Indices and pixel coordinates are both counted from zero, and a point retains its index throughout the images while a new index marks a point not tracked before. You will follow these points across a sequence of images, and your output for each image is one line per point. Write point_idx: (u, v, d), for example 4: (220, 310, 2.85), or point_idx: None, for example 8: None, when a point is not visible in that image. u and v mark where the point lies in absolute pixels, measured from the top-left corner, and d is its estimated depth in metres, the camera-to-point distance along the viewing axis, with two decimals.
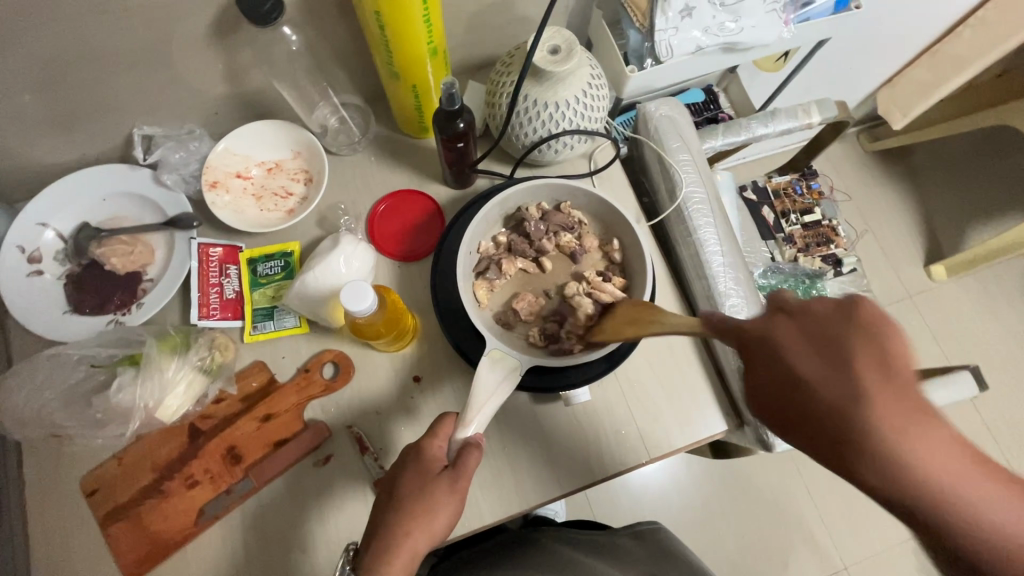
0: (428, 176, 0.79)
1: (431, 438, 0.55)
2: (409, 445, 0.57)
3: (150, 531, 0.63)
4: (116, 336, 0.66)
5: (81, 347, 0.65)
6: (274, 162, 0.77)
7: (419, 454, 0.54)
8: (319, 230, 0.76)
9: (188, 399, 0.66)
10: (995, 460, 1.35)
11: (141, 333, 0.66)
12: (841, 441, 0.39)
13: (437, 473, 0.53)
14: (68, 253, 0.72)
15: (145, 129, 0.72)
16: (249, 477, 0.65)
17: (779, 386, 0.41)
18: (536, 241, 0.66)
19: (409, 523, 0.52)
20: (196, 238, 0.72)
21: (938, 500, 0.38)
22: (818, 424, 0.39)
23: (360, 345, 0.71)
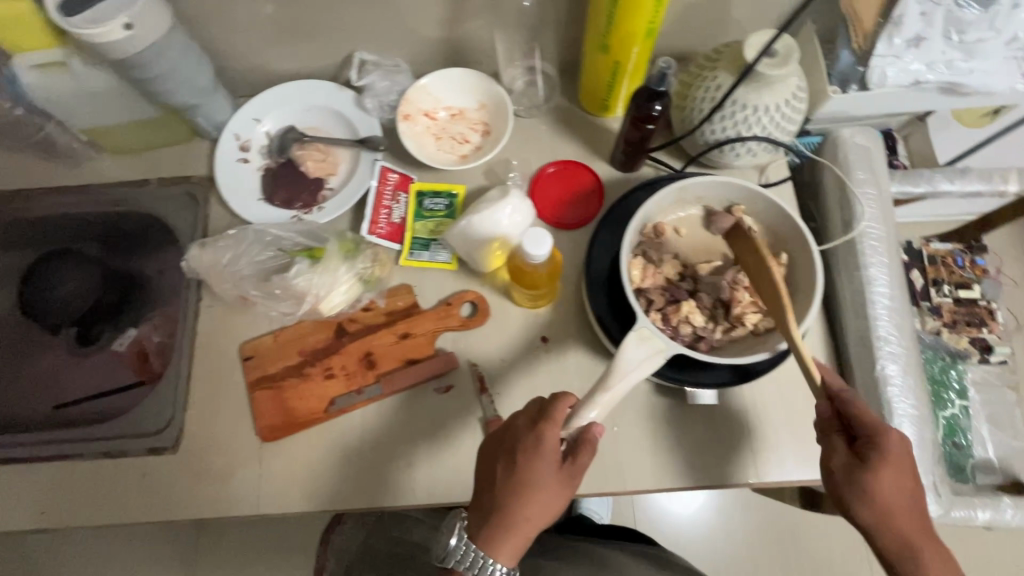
0: (596, 153, 0.81)
1: (550, 426, 0.55)
2: (522, 417, 0.57)
3: (287, 405, 0.70)
4: (301, 228, 0.74)
5: (276, 228, 0.74)
6: (459, 108, 0.83)
7: (540, 444, 0.54)
8: (485, 180, 0.80)
9: (347, 299, 0.73)
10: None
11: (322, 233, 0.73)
12: (895, 520, 0.53)
13: (556, 467, 0.55)
14: (272, 149, 0.81)
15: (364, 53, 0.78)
16: (380, 383, 0.71)
17: (883, 482, 0.53)
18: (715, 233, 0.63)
19: (528, 511, 0.54)
20: (380, 160, 0.79)
21: None
22: (882, 500, 0.53)
23: (500, 293, 0.75)
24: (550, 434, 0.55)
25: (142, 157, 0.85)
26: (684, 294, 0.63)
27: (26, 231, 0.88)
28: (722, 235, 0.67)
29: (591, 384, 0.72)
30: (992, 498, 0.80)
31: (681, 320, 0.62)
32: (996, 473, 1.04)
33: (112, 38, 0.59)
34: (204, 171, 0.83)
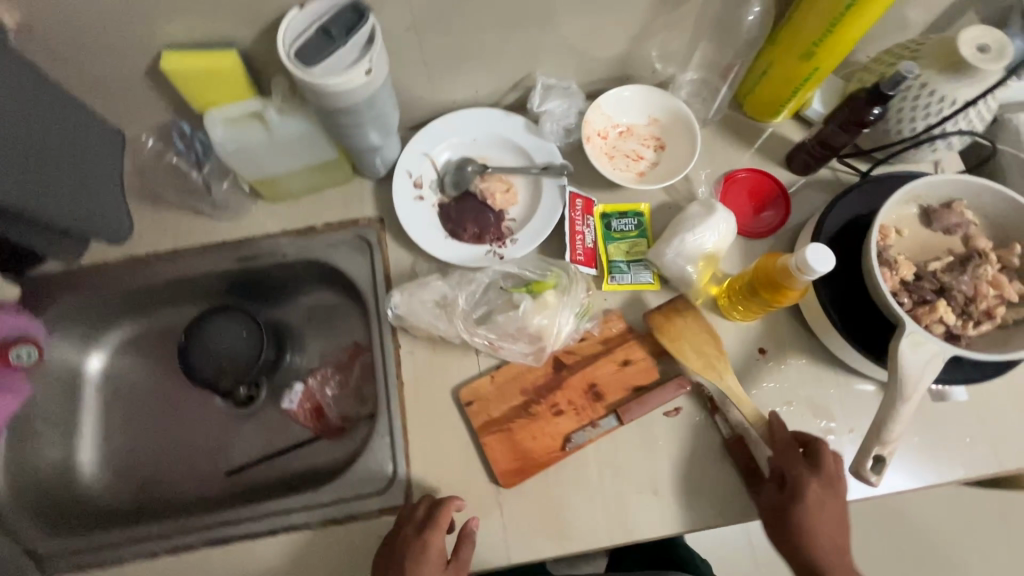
0: (770, 160, 0.82)
1: (433, 531, 0.61)
2: (409, 525, 0.63)
3: (521, 447, 0.68)
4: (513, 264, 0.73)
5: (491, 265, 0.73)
6: (628, 125, 0.81)
7: (424, 543, 0.60)
8: (668, 196, 0.79)
9: (567, 331, 0.71)
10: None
11: (538, 266, 0.72)
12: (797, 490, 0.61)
13: (441, 569, 0.61)
14: (448, 182, 0.79)
15: (549, 78, 0.77)
16: (612, 414, 0.69)
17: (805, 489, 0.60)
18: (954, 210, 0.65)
19: None
20: (565, 185, 0.77)
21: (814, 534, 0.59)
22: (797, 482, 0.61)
23: (707, 309, 0.75)
24: (436, 539, 0.61)
25: (302, 203, 0.81)
26: (928, 293, 0.64)
27: (175, 290, 0.83)
28: (943, 232, 0.68)
29: (817, 391, 0.72)
30: None
31: (935, 320, 0.62)
32: None
33: (352, 86, 0.56)
34: (372, 212, 0.80)
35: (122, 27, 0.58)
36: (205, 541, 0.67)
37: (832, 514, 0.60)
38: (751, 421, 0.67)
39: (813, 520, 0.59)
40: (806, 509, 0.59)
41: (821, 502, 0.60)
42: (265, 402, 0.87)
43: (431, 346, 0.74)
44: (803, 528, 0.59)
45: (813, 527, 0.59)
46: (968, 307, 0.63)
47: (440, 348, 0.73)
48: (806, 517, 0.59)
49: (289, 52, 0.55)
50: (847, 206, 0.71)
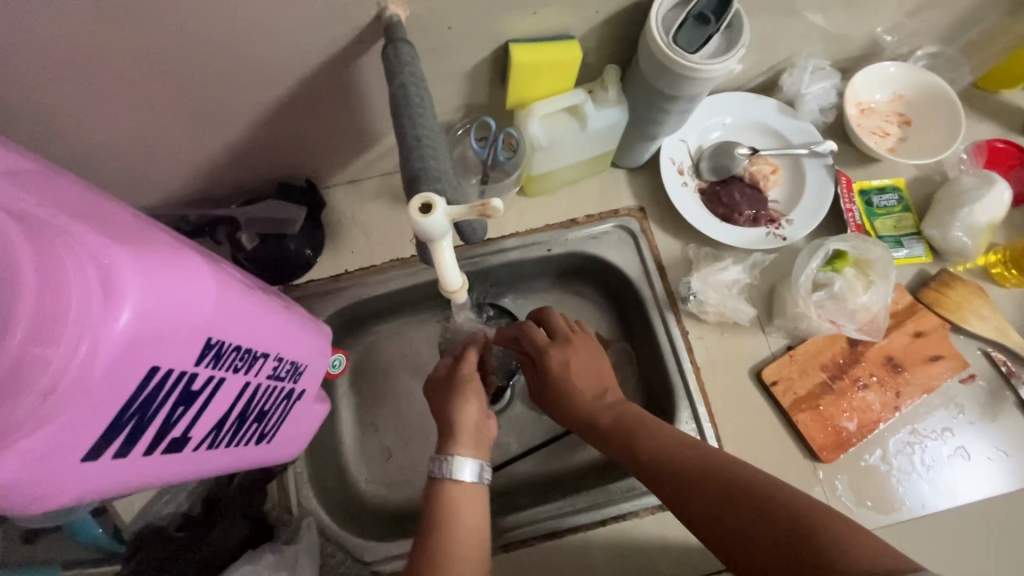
0: (1011, 129, 0.83)
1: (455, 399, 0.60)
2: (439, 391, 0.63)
3: (834, 424, 0.70)
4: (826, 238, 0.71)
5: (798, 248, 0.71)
6: (871, 103, 0.82)
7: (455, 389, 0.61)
8: (919, 170, 0.81)
9: (876, 304, 0.70)
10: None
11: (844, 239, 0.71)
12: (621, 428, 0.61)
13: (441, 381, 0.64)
14: (706, 168, 0.79)
15: (809, 59, 0.77)
16: (913, 383, 0.71)
17: (583, 392, 0.65)
18: None
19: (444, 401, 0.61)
20: (828, 164, 0.78)
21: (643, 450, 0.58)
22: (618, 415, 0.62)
23: (980, 279, 0.76)
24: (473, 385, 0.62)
25: (557, 196, 0.81)
26: None
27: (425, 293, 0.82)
28: None
29: None
30: None
31: None
32: None
33: (721, 72, 0.56)
34: (630, 201, 0.80)
35: (470, 27, 0.57)
36: (539, 536, 0.68)
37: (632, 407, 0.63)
38: (1022, 351, 0.72)
39: (571, 389, 0.65)
40: (662, 433, 0.58)
41: (564, 361, 0.67)
42: (513, 400, 0.84)
43: (719, 330, 0.74)
44: (589, 406, 0.64)
45: (621, 417, 0.62)
46: None
47: (728, 331, 0.74)
48: (647, 441, 0.58)
49: (665, 39, 0.55)
50: None
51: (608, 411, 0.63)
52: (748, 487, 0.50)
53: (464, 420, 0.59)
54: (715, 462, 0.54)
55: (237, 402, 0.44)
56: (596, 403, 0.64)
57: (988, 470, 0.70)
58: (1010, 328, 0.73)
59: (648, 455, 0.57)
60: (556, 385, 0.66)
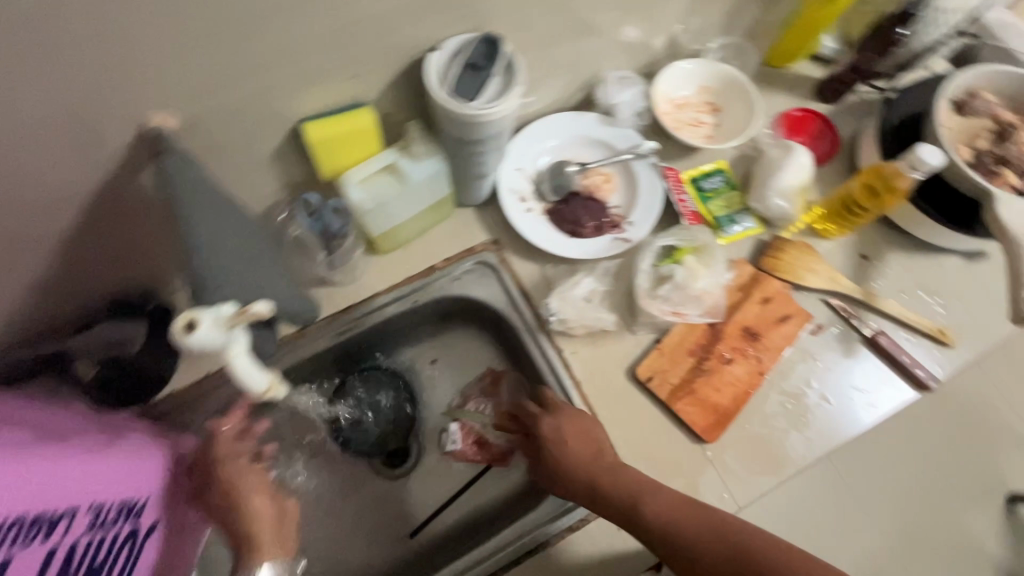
0: (806, 97, 0.92)
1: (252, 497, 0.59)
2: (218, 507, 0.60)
3: (711, 403, 0.73)
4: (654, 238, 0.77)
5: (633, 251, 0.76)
6: (682, 98, 0.89)
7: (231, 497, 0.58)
8: (737, 150, 0.88)
9: (716, 285, 0.76)
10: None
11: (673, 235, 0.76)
12: (618, 491, 0.63)
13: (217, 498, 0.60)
14: (546, 189, 0.82)
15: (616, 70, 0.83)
16: (771, 347, 0.76)
17: (577, 464, 0.65)
18: (974, 111, 0.80)
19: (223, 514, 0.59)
20: (655, 162, 0.83)
21: (641, 513, 0.61)
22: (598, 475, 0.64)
23: (809, 236, 0.83)
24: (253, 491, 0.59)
25: (413, 247, 0.81)
26: (993, 165, 0.76)
27: (303, 372, 0.80)
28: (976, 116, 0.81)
29: (919, 276, 0.82)
30: None
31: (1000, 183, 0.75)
32: None
33: (508, 110, 0.58)
34: (485, 236, 0.82)
35: (258, 114, 0.56)
36: None
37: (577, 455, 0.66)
38: (855, 293, 0.79)
39: (568, 457, 0.66)
40: (641, 484, 0.63)
41: (558, 429, 0.68)
42: (420, 455, 0.85)
43: (592, 341, 0.76)
44: (583, 474, 0.65)
45: (568, 469, 0.65)
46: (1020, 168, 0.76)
47: (600, 340, 0.76)
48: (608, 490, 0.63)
49: (445, 92, 0.57)
50: (897, 115, 0.82)
51: (585, 468, 0.65)
52: (722, 532, 0.58)
53: (255, 516, 0.58)
54: (697, 519, 0.60)
55: (49, 568, 0.42)
56: (588, 466, 0.65)
57: (855, 408, 0.76)
58: (841, 275, 0.80)
59: (621, 512, 0.62)
60: (547, 455, 0.67)
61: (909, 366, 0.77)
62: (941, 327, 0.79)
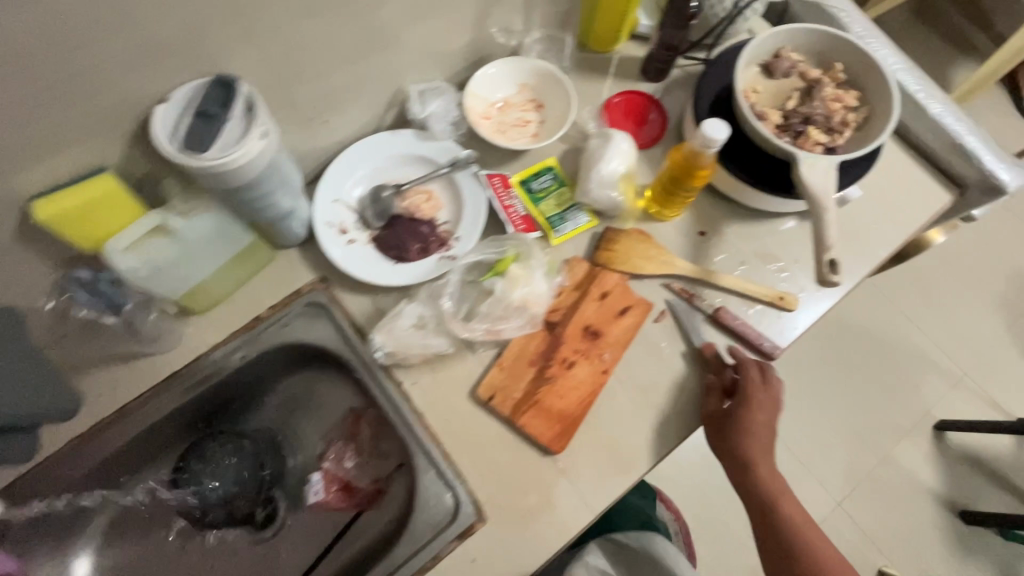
0: (630, 79, 0.91)
1: None
2: None
3: (556, 412, 0.71)
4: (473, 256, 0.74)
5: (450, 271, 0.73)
6: (504, 100, 0.86)
7: None
8: (566, 144, 0.86)
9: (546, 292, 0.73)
10: (996, 269, 1.84)
11: (493, 248, 0.74)
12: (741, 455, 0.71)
13: None
14: (369, 217, 0.79)
15: (418, 84, 0.79)
16: (613, 344, 0.74)
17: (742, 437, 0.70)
18: (780, 73, 0.80)
19: None
20: (477, 172, 0.81)
21: (745, 460, 0.70)
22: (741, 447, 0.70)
23: (644, 221, 0.82)
24: None
25: (237, 299, 0.77)
26: (800, 125, 0.76)
27: (139, 449, 0.75)
28: (785, 77, 0.80)
29: (757, 244, 0.82)
30: None
31: (809, 144, 0.74)
32: None
33: (254, 151, 0.55)
34: (312, 276, 0.78)
35: None
36: None
37: (762, 414, 0.71)
38: (692, 273, 0.78)
39: (749, 424, 0.70)
40: (761, 436, 0.71)
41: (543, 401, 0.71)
42: (286, 516, 0.81)
43: (430, 367, 0.73)
44: (755, 432, 0.71)
45: (754, 434, 0.70)
46: (830, 125, 0.76)
47: (438, 365, 0.74)
48: (745, 431, 0.71)
49: (176, 147, 0.53)
50: (711, 86, 0.82)
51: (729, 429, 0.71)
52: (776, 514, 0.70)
53: None
54: (782, 500, 0.71)
55: None
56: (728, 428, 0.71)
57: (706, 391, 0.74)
58: (677, 257, 0.79)
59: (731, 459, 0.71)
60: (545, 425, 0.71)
61: (755, 338, 0.76)
62: (782, 293, 0.78)
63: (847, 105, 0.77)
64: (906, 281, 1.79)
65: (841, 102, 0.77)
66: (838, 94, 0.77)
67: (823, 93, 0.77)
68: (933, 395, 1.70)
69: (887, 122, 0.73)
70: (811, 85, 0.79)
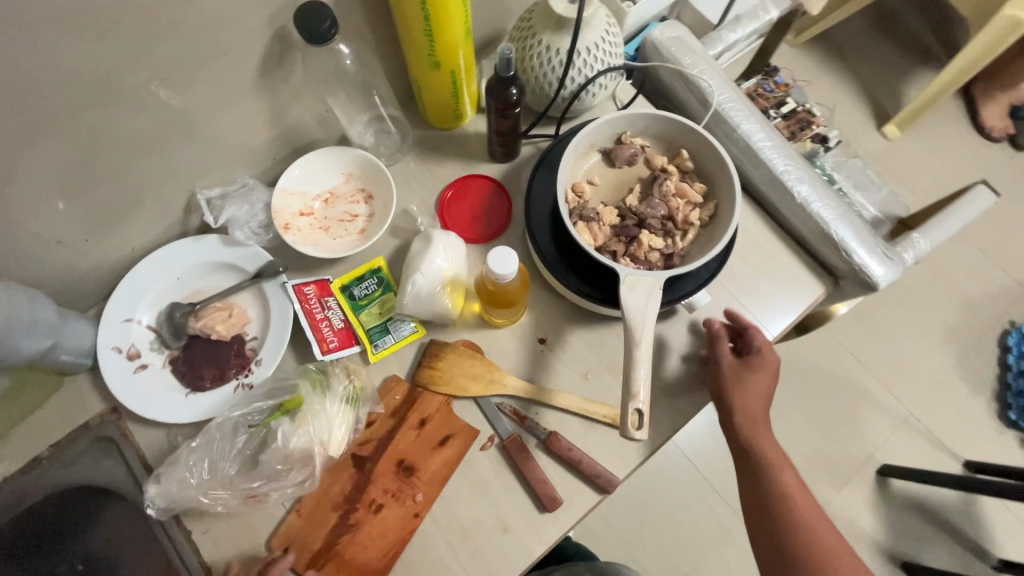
0: (476, 159, 0.82)
1: None
2: None
3: (357, 566, 0.63)
4: (266, 389, 0.66)
5: (239, 408, 0.65)
6: (329, 191, 0.78)
7: None
8: (397, 239, 0.78)
9: (347, 427, 0.66)
10: (952, 296, 1.65)
11: (289, 378, 0.67)
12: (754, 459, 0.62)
13: None
14: (165, 337, 0.71)
15: (209, 192, 0.71)
16: (429, 481, 0.66)
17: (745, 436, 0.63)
18: (622, 162, 0.71)
19: None
20: (288, 281, 0.72)
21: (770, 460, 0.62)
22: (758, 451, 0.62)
23: (478, 330, 0.74)
24: None
25: (15, 437, 0.69)
26: (635, 228, 0.67)
27: None
28: (627, 165, 0.72)
29: (604, 351, 0.73)
30: (904, 240, 0.95)
31: (643, 251, 0.66)
32: (886, 223, 1.25)
33: None
34: (102, 405, 0.70)
35: None
36: None
37: (761, 408, 0.64)
38: (522, 392, 0.70)
39: (749, 417, 0.63)
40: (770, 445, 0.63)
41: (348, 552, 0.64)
42: None
43: (221, 514, 0.65)
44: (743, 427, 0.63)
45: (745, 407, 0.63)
46: (670, 226, 0.67)
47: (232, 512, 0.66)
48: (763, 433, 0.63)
49: None
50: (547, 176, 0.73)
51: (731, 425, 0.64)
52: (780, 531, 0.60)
53: None
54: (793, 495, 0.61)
55: None
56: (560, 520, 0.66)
57: (535, 530, 0.66)
58: (508, 374, 0.71)
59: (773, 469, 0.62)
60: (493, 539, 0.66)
61: (592, 468, 0.67)
62: None
63: (691, 201, 0.68)
64: (854, 317, 1.63)
65: (684, 197, 0.68)
66: (682, 188, 0.68)
67: (665, 188, 0.69)
68: (879, 436, 1.53)
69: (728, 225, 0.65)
70: (654, 176, 0.70)
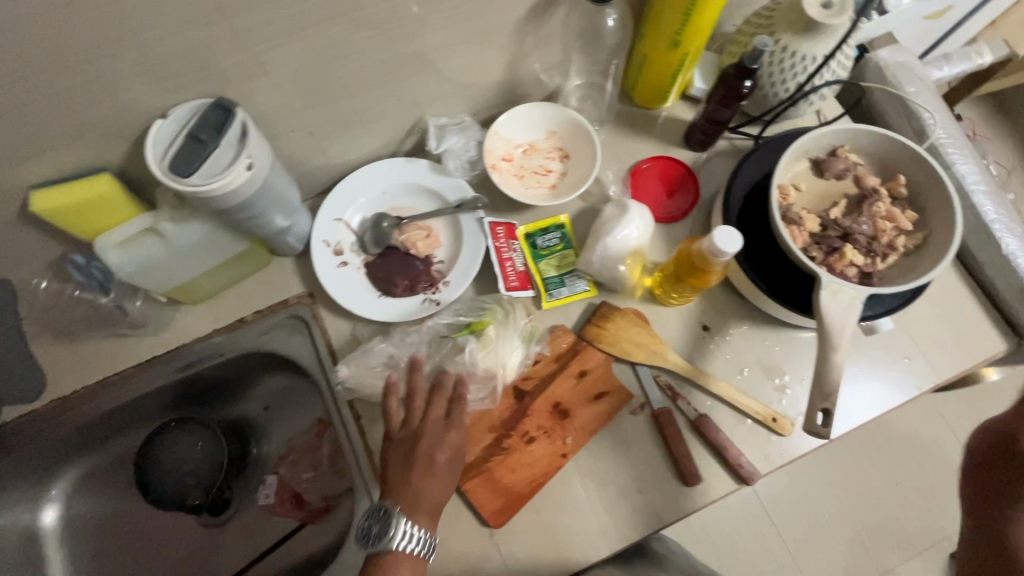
0: (670, 143, 0.85)
1: None
2: None
3: (503, 485, 0.69)
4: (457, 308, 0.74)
5: (435, 317, 0.74)
6: (530, 143, 0.83)
7: None
8: (584, 202, 0.81)
9: (519, 360, 0.72)
10: None
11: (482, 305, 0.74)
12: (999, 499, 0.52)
13: None
14: (367, 241, 0.78)
15: (440, 119, 0.78)
16: (580, 428, 0.71)
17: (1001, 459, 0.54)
18: (833, 174, 0.71)
19: None
20: (483, 217, 0.78)
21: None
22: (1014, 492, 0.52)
23: (646, 302, 0.77)
24: None
25: (225, 298, 0.78)
26: (838, 240, 0.68)
27: (128, 412, 0.79)
28: (836, 178, 0.72)
29: (762, 351, 0.75)
30: None
31: (845, 264, 0.67)
32: None
33: (239, 182, 0.55)
34: (300, 289, 0.78)
35: None
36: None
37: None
38: (681, 370, 0.72)
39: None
40: None
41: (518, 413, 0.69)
42: (239, 505, 0.85)
43: (391, 409, 0.72)
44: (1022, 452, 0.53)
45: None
46: (873, 246, 0.68)
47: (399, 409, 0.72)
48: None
49: (163, 166, 0.54)
50: (750, 172, 0.74)
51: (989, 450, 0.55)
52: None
53: None
54: None
55: None
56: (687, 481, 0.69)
57: (669, 500, 0.69)
58: (670, 349, 0.73)
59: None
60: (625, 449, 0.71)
61: (735, 458, 0.70)
62: (775, 414, 0.72)
63: (901, 226, 0.68)
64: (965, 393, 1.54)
65: (893, 220, 0.68)
66: (894, 212, 0.68)
67: (874, 208, 0.69)
68: None
69: (940, 258, 0.64)
70: (863, 195, 0.70)
